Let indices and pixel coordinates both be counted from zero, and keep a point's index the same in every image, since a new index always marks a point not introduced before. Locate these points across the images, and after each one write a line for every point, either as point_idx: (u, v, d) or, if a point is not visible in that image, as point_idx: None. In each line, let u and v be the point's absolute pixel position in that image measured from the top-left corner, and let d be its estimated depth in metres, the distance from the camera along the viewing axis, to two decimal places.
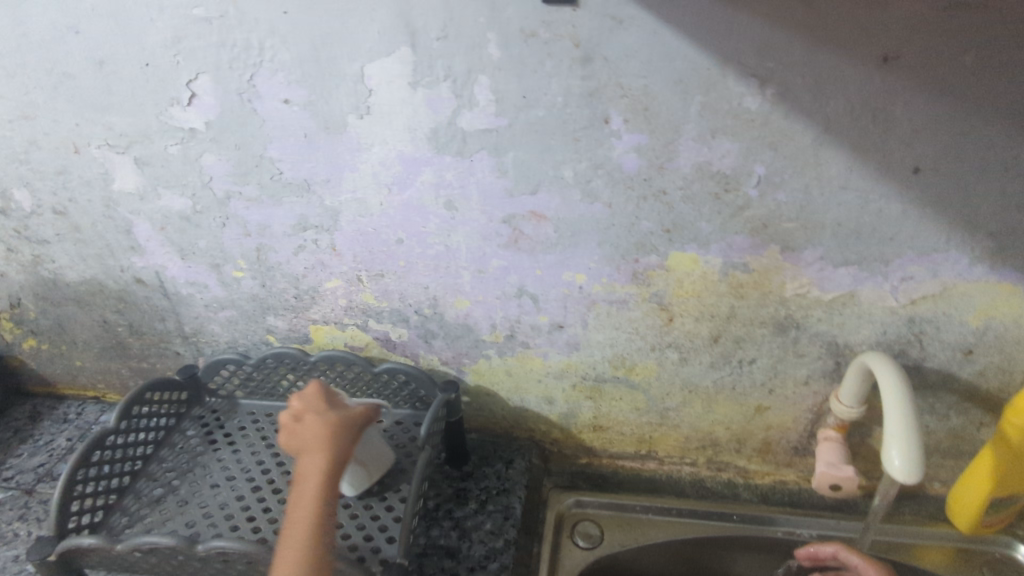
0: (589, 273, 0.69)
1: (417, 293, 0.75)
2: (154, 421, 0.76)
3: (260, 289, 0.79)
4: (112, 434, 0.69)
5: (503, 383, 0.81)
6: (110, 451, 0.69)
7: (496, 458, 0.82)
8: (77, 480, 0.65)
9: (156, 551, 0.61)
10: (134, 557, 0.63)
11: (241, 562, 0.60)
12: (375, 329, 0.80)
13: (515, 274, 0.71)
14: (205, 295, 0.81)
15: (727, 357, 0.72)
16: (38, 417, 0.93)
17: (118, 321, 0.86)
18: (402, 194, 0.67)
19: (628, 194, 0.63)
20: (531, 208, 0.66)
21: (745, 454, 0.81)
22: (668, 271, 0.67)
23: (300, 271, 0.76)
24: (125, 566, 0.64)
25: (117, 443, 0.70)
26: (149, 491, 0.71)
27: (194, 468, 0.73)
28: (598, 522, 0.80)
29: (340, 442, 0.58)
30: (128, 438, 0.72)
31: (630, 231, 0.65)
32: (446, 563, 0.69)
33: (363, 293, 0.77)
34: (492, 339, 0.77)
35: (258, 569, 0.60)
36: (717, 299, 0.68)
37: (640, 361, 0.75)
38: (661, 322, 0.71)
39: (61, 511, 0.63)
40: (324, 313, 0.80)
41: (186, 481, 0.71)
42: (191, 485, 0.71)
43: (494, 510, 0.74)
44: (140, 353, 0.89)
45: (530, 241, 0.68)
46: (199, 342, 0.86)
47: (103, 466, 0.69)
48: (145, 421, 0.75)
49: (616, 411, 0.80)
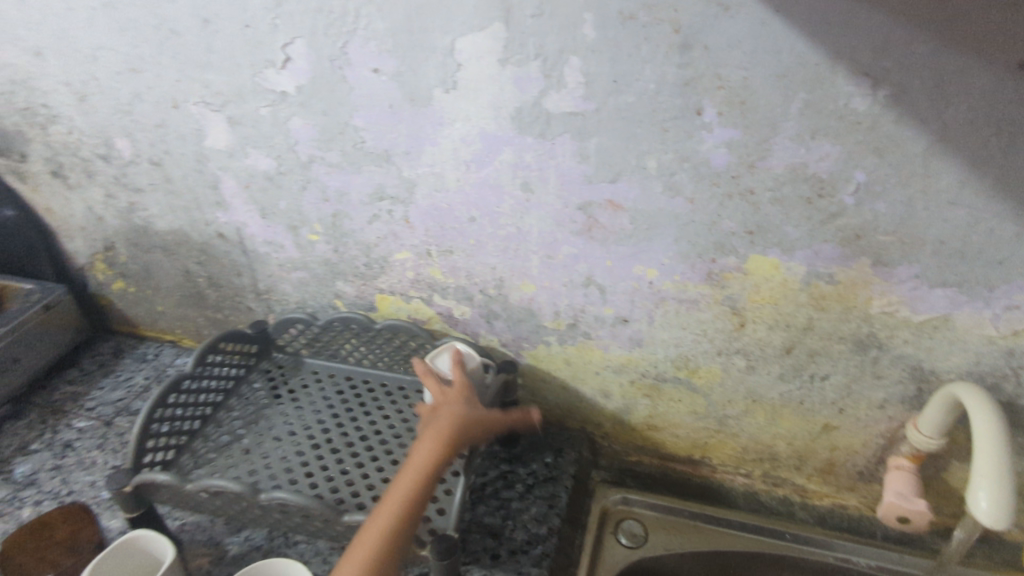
0: (661, 269, 0.67)
1: (484, 272, 0.75)
2: (225, 372, 0.79)
3: (333, 254, 0.81)
4: (189, 379, 0.73)
5: (560, 371, 0.80)
6: (185, 395, 0.73)
7: (545, 446, 0.81)
8: (153, 418, 0.69)
9: (222, 495, 0.63)
10: (201, 499, 0.64)
11: (298, 515, 0.62)
12: (439, 304, 0.81)
13: (584, 262, 0.70)
14: (281, 255, 0.83)
15: (798, 370, 0.69)
16: (120, 354, 0.99)
17: (198, 272, 0.90)
18: (480, 172, 0.67)
19: (713, 191, 0.60)
20: (609, 196, 0.64)
21: (805, 472, 0.77)
22: (746, 275, 0.64)
23: (372, 240, 0.77)
24: (192, 507, 0.66)
25: (191, 388, 0.74)
26: (218, 438, 0.74)
27: (259, 421, 0.76)
28: (643, 522, 0.78)
29: (458, 436, 0.61)
30: (201, 385, 0.75)
31: (711, 229, 0.63)
32: (488, 543, 0.69)
33: (431, 267, 0.77)
34: (554, 326, 0.76)
35: (312, 523, 0.62)
36: (795, 308, 0.65)
37: (705, 364, 0.72)
38: (731, 326, 0.68)
39: (138, 446, 0.66)
40: (391, 283, 0.81)
41: (251, 432, 0.74)
42: (256, 436, 0.73)
43: (539, 496, 0.74)
44: (216, 304, 0.93)
45: (604, 231, 0.67)
46: (270, 299, 0.89)
47: (177, 408, 0.72)
48: (218, 370, 0.78)
49: (673, 412, 0.78)
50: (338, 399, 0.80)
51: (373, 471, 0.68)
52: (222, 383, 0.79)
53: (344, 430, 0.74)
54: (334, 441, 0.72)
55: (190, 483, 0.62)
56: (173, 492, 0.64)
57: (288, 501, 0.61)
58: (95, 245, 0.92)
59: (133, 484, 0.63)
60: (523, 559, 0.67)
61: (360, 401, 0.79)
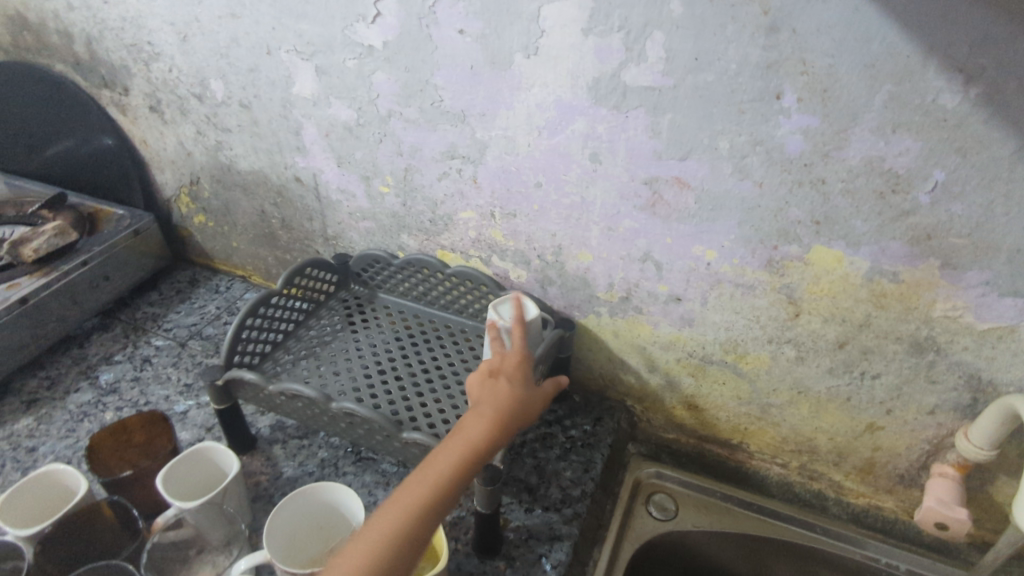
0: (721, 251, 0.67)
1: (544, 238, 0.77)
2: (309, 294, 0.84)
3: (401, 207, 0.84)
4: (279, 294, 0.78)
5: (608, 343, 0.82)
6: (274, 309, 0.78)
7: (587, 412, 0.84)
8: (247, 325, 0.75)
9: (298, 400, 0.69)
10: (279, 401, 0.71)
11: (362, 429, 0.67)
12: (497, 265, 0.83)
13: (644, 237, 0.71)
14: (351, 204, 0.87)
15: (849, 366, 0.69)
16: (196, 283, 1.06)
17: (273, 213, 0.95)
18: (551, 139, 0.68)
19: (784, 177, 0.60)
20: (677, 174, 0.64)
21: (844, 469, 0.76)
22: (807, 265, 0.64)
23: (439, 197, 0.80)
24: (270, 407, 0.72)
25: (280, 303, 0.79)
26: (297, 351, 0.79)
27: (336, 342, 0.81)
28: (675, 498, 0.80)
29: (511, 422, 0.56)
30: (288, 302, 0.81)
31: (776, 215, 0.62)
32: (523, 496, 0.71)
33: (493, 229, 0.80)
34: (606, 298, 0.78)
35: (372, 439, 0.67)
36: (854, 303, 0.64)
37: (754, 351, 0.73)
38: (786, 315, 0.68)
39: (232, 346, 0.73)
40: (453, 241, 0.84)
41: (326, 350, 0.79)
42: (331, 355, 0.78)
43: (576, 460, 0.76)
44: (286, 245, 0.98)
45: (667, 208, 0.67)
46: (337, 245, 0.93)
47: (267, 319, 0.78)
48: (304, 291, 0.83)
49: (715, 395, 0.78)
50: (406, 334, 0.83)
51: (434, 399, 0.72)
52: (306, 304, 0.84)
53: (410, 361, 0.78)
54: (400, 369, 0.76)
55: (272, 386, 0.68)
56: (257, 391, 0.70)
57: (356, 413, 0.65)
58: (182, 179, 0.98)
59: (224, 378, 0.70)
60: (554, 516, 0.68)
61: (427, 338, 0.83)
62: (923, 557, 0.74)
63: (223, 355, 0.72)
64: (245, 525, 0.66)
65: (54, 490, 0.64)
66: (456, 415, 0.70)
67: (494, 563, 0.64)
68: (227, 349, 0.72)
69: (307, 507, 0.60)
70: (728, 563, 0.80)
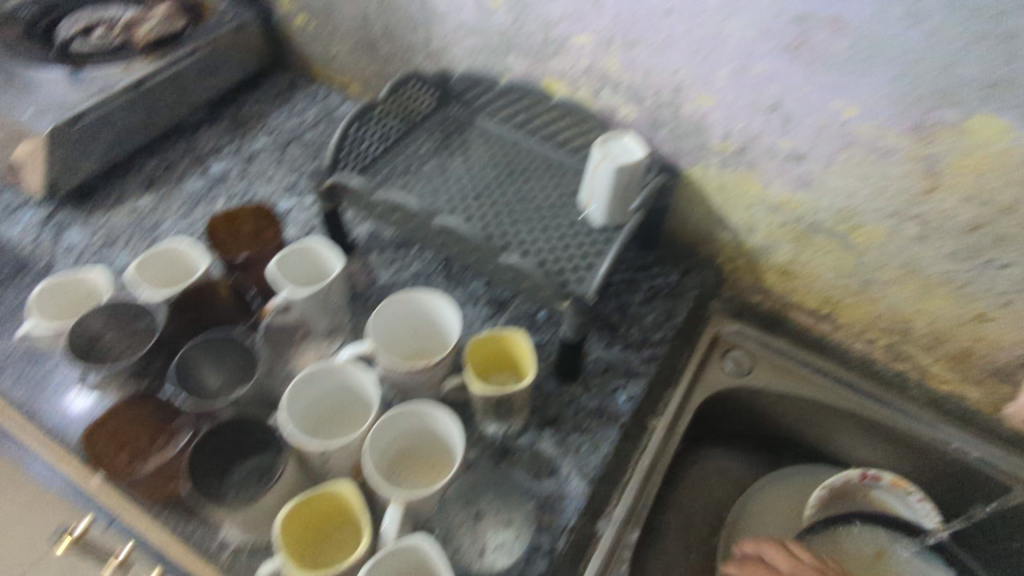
0: (863, 108, 0.61)
1: (664, 75, 0.71)
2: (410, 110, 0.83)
3: (512, 25, 0.78)
4: (381, 107, 0.79)
5: (711, 196, 0.77)
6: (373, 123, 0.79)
7: (677, 263, 0.82)
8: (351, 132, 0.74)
9: (399, 211, 0.70)
10: (379, 210, 0.72)
11: (459, 246, 0.69)
12: (606, 100, 0.78)
13: (778, 84, 0.64)
14: (460, 16, 0.82)
15: (974, 251, 0.64)
16: (295, 87, 1.05)
17: (377, 19, 0.90)
18: None
19: (967, 26, 0.52)
20: (835, 11, 0.57)
21: (934, 354, 0.74)
22: (960, 134, 0.57)
23: (556, 16, 0.74)
24: (370, 215, 0.74)
25: (383, 115, 0.78)
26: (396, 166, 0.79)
27: (434, 160, 0.81)
28: (751, 356, 0.81)
29: None
30: (390, 114, 0.80)
31: (942, 72, 0.55)
32: (604, 332, 0.73)
33: (609, 59, 0.74)
34: (719, 149, 0.73)
35: (468, 257, 0.69)
36: (1003, 184, 0.58)
37: (871, 224, 0.68)
38: (918, 188, 0.63)
39: (337, 152, 0.73)
40: (563, 68, 0.79)
41: (425, 168, 0.79)
42: (429, 174, 0.78)
43: (659, 306, 0.77)
44: (387, 56, 0.95)
45: (814, 51, 0.60)
46: (440, 61, 0.89)
47: (370, 129, 0.77)
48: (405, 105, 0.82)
49: (815, 264, 0.75)
50: (504, 160, 0.82)
51: (528, 228, 0.72)
52: (406, 118, 0.83)
53: (506, 190, 0.77)
54: (496, 197, 0.76)
55: (376, 194, 0.70)
56: (359, 197, 0.72)
57: (457, 229, 0.67)
58: None
59: (329, 182, 0.72)
60: (632, 354, 0.71)
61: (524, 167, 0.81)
62: (996, 451, 0.73)
63: (329, 158, 0.73)
64: (343, 321, 0.71)
65: (178, 264, 0.69)
66: (548, 247, 0.70)
67: (571, 387, 0.68)
68: (332, 152, 0.73)
69: (404, 312, 0.64)
70: (792, 424, 0.82)
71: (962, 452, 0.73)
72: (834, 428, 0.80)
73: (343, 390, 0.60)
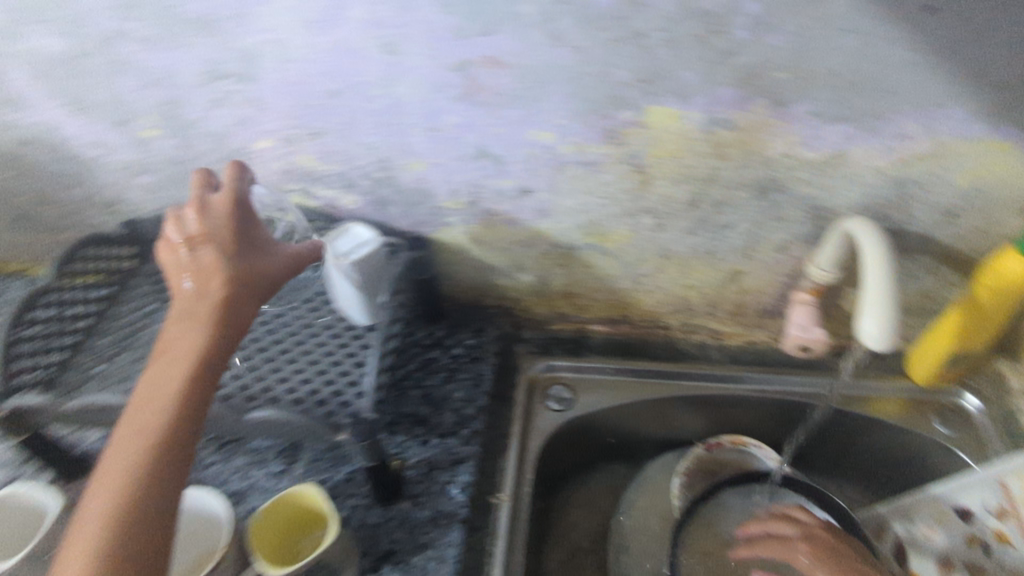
0: (558, 131, 0.61)
1: (360, 153, 0.64)
2: (106, 269, 0.70)
3: (178, 152, 0.66)
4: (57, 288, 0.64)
5: (472, 250, 0.76)
6: (56, 305, 0.65)
7: (467, 327, 0.85)
8: None
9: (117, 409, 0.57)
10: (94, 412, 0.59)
11: None
12: (320, 195, 0.70)
13: (476, 132, 0.61)
14: (114, 158, 0.68)
15: (704, 222, 0.71)
16: None
17: (18, 189, 0.74)
18: (333, 36, 0.54)
19: (602, 37, 0.54)
20: (486, 51, 0.54)
21: (717, 317, 0.83)
22: (646, 129, 0.61)
23: (220, 130, 0.63)
24: (93, 421, 0.60)
25: (61, 299, 0.65)
26: (106, 340, 0.66)
27: (151, 324, 0.68)
28: (570, 386, 0.84)
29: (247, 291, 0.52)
30: (79, 289, 0.67)
31: (604, 81, 0.57)
32: (417, 429, 0.72)
33: (300, 157, 0.65)
34: (454, 207, 0.69)
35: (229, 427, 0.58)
36: (698, 160, 0.64)
37: (613, 229, 0.72)
38: (634, 184, 0.67)
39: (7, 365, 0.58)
40: (256, 180, 0.68)
41: (147, 334, 0.67)
42: (145, 342, 0.66)
43: (465, 377, 0.78)
44: (55, 223, 0.78)
45: (492, 93, 0.58)
46: (118, 213, 0.75)
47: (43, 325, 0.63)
48: (93, 268, 0.69)
49: (588, 278, 0.79)
50: None
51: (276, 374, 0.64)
52: (99, 288, 0.69)
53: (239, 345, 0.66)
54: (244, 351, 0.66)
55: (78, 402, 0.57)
56: (81, 410, 0.59)
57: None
58: None
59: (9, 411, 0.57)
60: (454, 439, 0.71)
61: None
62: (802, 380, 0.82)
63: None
64: None
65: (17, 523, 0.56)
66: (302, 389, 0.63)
67: (398, 504, 0.66)
68: None
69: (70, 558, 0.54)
70: (631, 428, 0.86)
71: (759, 392, 0.83)
72: (662, 420, 0.86)
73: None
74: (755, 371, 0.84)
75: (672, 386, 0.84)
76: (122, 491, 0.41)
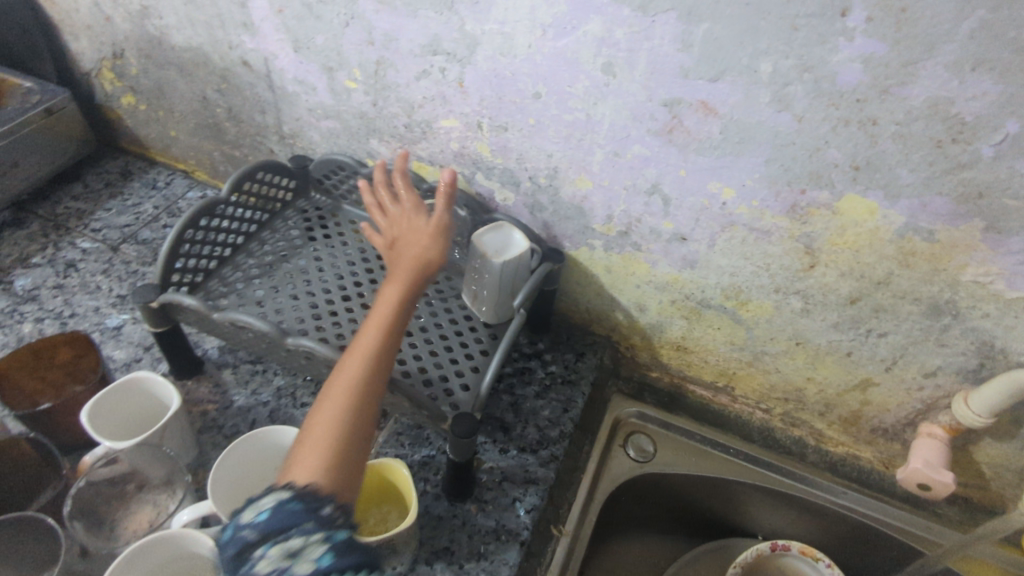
0: (740, 191, 0.59)
1: (537, 157, 0.66)
2: (268, 198, 0.75)
3: (371, 107, 0.71)
4: (226, 202, 0.67)
5: (600, 276, 0.75)
6: (218, 220, 0.68)
7: (568, 348, 0.82)
8: (184, 240, 0.64)
9: (246, 332, 0.61)
10: (224, 328, 0.62)
11: (322, 366, 0.60)
12: (480, 184, 0.72)
13: (657, 168, 0.61)
14: (312, 98, 0.73)
15: (857, 322, 0.64)
16: (129, 176, 0.91)
17: (217, 101, 0.80)
18: (557, 42, 0.56)
19: (828, 113, 0.50)
20: (703, 96, 0.54)
21: (827, 419, 0.76)
22: (835, 214, 0.56)
23: (417, 99, 0.67)
24: (219, 335, 0.63)
25: (227, 214, 0.69)
26: (252, 263, 0.71)
27: (292, 260, 0.72)
28: (653, 439, 0.81)
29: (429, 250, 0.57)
30: (242, 211, 0.71)
31: (811, 156, 0.53)
32: (498, 436, 0.71)
33: (478, 143, 0.68)
34: (603, 231, 0.69)
35: None
36: (877, 260, 0.58)
37: (757, 298, 0.67)
38: (799, 265, 0.62)
39: (168, 262, 0.62)
40: (431, 152, 0.72)
41: (289, 267, 0.71)
42: (286, 275, 0.70)
43: (555, 398, 0.76)
44: (235, 140, 0.84)
45: (688, 136, 0.57)
46: (295, 145, 0.80)
47: (208, 234, 0.67)
48: (261, 194, 0.73)
49: (707, 338, 0.75)
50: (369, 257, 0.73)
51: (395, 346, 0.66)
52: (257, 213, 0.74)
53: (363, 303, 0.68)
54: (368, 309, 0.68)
55: (216, 313, 0.59)
56: (220, 324, 0.61)
57: (316, 352, 0.57)
58: (102, 50, 0.81)
59: (159, 301, 0.60)
60: (531, 458, 0.70)
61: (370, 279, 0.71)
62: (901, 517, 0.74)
63: (158, 272, 0.62)
64: (190, 463, 0.62)
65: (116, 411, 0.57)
66: (413, 367, 0.65)
67: (464, 506, 0.65)
68: (163, 264, 0.62)
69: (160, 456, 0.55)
70: (699, 501, 0.82)
71: (850, 510, 0.76)
72: (735, 505, 0.81)
73: (223, 545, 0.40)
74: (855, 489, 0.77)
75: (760, 475, 0.78)
76: (339, 405, 0.46)
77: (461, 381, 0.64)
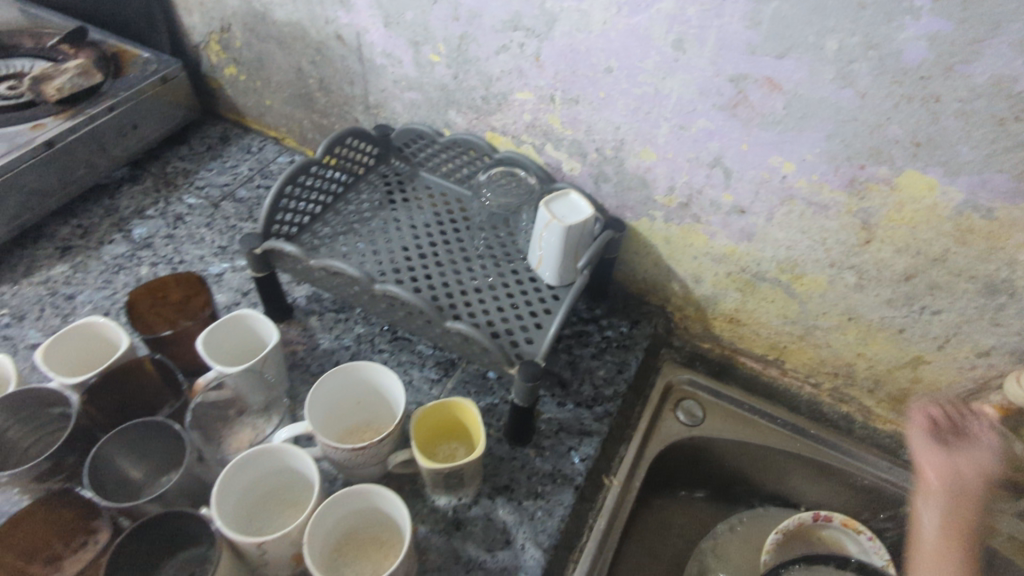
0: (800, 165, 0.61)
1: (606, 129, 0.70)
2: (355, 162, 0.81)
3: (451, 80, 0.76)
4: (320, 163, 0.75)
5: (659, 246, 0.79)
6: (312, 179, 0.75)
7: (624, 315, 0.86)
8: (284, 195, 0.71)
9: (337, 278, 0.68)
10: (317, 275, 0.69)
11: (403, 311, 0.67)
12: (549, 154, 0.77)
13: (720, 141, 0.64)
14: (398, 71, 0.79)
15: (911, 298, 0.66)
16: (228, 141, 1.00)
17: (310, 73, 0.87)
18: (631, 19, 0.60)
19: (892, 90, 0.53)
20: (769, 73, 0.57)
21: (877, 396, 0.78)
22: (893, 190, 0.59)
23: (496, 73, 0.72)
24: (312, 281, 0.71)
25: (320, 174, 0.76)
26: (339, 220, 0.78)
27: (374, 219, 0.79)
28: (702, 406, 0.85)
29: None
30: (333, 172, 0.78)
31: (872, 132, 0.56)
32: (556, 390, 0.77)
33: (551, 115, 0.73)
34: (664, 202, 0.73)
35: (414, 321, 0.67)
36: (934, 236, 0.60)
37: (812, 272, 0.70)
38: (855, 240, 0.64)
39: (270, 213, 0.70)
40: (504, 123, 0.77)
41: (372, 225, 0.78)
42: (369, 231, 0.76)
43: (611, 359, 0.81)
44: (323, 109, 0.91)
45: (752, 110, 0.60)
46: (379, 115, 0.87)
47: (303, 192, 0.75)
48: (348, 158, 0.80)
49: (760, 311, 0.78)
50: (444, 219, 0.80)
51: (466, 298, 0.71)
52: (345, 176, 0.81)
53: (438, 260, 0.75)
54: (443, 265, 0.74)
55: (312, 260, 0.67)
56: (314, 270, 0.68)
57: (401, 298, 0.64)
58: (211, 24, 0.90)
59: (262, 248, 0.68)
60: (587, 413, 0.74)
61: (445, 238, 0.78)
62: None
63: (261, 222, 0.70)
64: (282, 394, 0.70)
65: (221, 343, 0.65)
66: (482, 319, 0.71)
67: (523, 450, 0.71)
68: (266, 215, 0.69)
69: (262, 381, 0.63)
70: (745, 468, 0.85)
71: (891, 483, 0.79)
72: (779, 475, 0.85)
73: None
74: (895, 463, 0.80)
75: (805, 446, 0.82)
76: None
77: (525, 333, 0.68)
